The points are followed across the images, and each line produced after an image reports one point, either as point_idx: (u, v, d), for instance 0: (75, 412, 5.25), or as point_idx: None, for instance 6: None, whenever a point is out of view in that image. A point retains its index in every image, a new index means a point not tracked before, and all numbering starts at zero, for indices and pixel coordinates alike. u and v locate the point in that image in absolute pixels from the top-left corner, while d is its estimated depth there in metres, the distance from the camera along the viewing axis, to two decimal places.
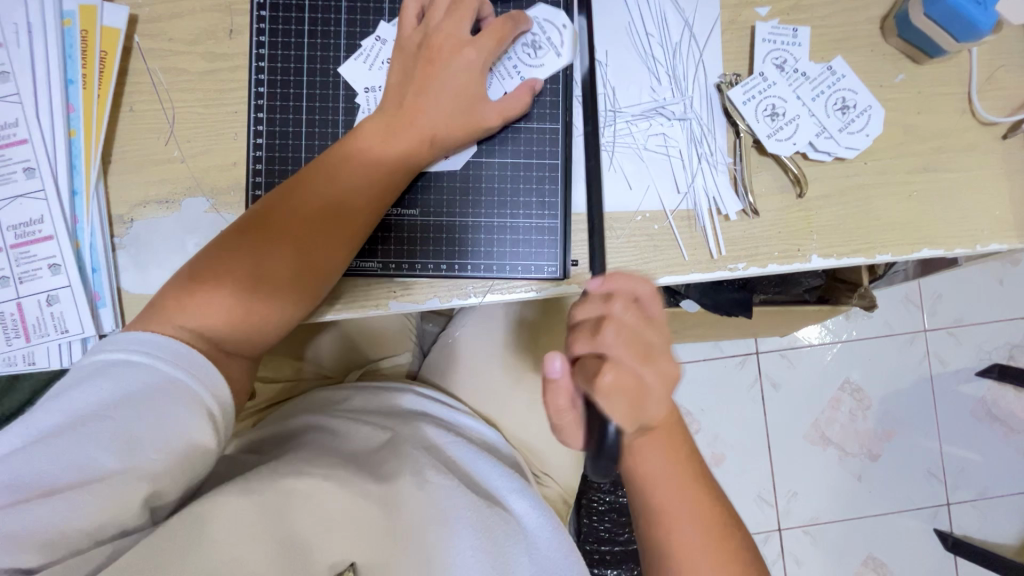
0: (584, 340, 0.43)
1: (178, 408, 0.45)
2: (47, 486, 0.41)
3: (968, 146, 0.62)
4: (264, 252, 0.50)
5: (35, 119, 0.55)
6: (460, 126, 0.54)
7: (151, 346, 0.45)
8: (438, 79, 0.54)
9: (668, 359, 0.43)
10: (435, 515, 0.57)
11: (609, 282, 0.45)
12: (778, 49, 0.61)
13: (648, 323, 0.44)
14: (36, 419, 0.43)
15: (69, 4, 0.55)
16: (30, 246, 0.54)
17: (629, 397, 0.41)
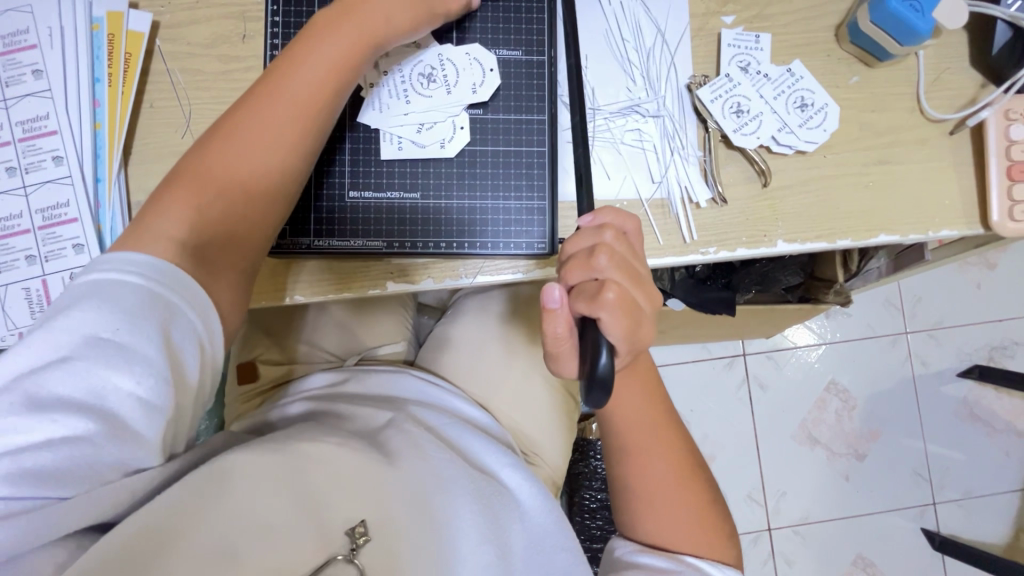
0: (580, 266, 0.48)
1: (178, 333, 0.46)
2: (59, 413, 0.42)
3: (918, 142, 0.68)
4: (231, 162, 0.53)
5: (64, 113, 0.60)
6: (399, 20, 0.58)
7: (147, 268, 0.46)
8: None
9: (653, 284, 0.49)
10: (437, 483, 0.60)
11: (600, 215, 0.51)
12: (743, 53, 0.67)
13: (633, 250, 0.50)
14: (38, 344, 0.43)
15: (98, 10, 0.61)
16: (56, 228, 0.59)
17: (626, 313, 0.46)
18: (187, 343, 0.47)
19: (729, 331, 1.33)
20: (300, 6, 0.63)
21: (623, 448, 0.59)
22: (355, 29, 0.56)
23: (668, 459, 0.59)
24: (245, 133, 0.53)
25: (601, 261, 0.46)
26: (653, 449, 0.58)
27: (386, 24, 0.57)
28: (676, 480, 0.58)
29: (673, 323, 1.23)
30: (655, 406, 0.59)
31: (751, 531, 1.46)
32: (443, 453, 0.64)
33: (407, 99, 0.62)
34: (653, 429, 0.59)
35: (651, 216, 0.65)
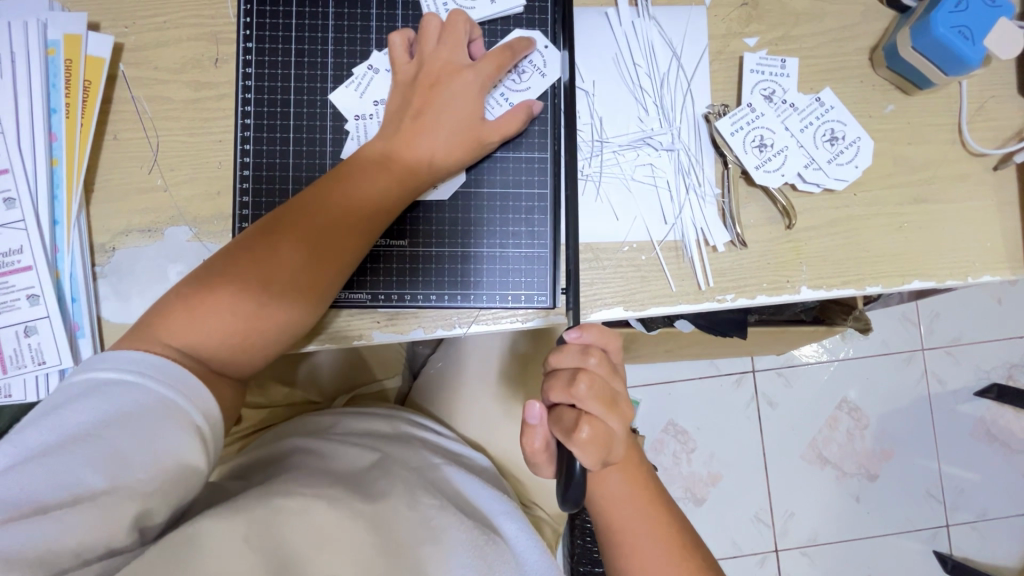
0: (559, 391, 0.44)
1: (167, 425, 0.45)
2: (33, 504, 0.41)
3: (959, 177, 0.62)
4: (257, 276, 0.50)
5: (16, 148, 0.54)
6: (452, 156, 0.54)
7: (153, 370, 0.46)
8: (435, 110, 0.53)
9: (631, 407, 0.45)
10: (431, 534, 0.56)
11: (584, 332, 0.45)
12: (767, 80, 0.60)
13: (616, 371, 0.46)
14: (25, 438, 0.43)
15: (53, 33, 0.55)
16: (8, 277, 0.53)
17: (600, 447, 0.43)
18: (175, 431, 0.45)
19: (738, 351, 1.28)
20: (275, 30, 0.58)
21: (610, 532, 0.53)
22: (415, 159, 0.53)
23: (662, 545, 0.52)
24: (279, 251, 0.50)
25: (581, 392, 0.43)
26: (637, 530, 0.53)
27: (437, 162, 0.53)
28: (671, 568, 0.51)
29: (681, 344, 1.17)
30: (642, 488, 0.54)
31: (758, 554, 1.42)
32: (438, 504, 0.60)
33: (510, 103, 0.58)
34: (642, 512, 0.53)
35: (663, 260, 0.59)
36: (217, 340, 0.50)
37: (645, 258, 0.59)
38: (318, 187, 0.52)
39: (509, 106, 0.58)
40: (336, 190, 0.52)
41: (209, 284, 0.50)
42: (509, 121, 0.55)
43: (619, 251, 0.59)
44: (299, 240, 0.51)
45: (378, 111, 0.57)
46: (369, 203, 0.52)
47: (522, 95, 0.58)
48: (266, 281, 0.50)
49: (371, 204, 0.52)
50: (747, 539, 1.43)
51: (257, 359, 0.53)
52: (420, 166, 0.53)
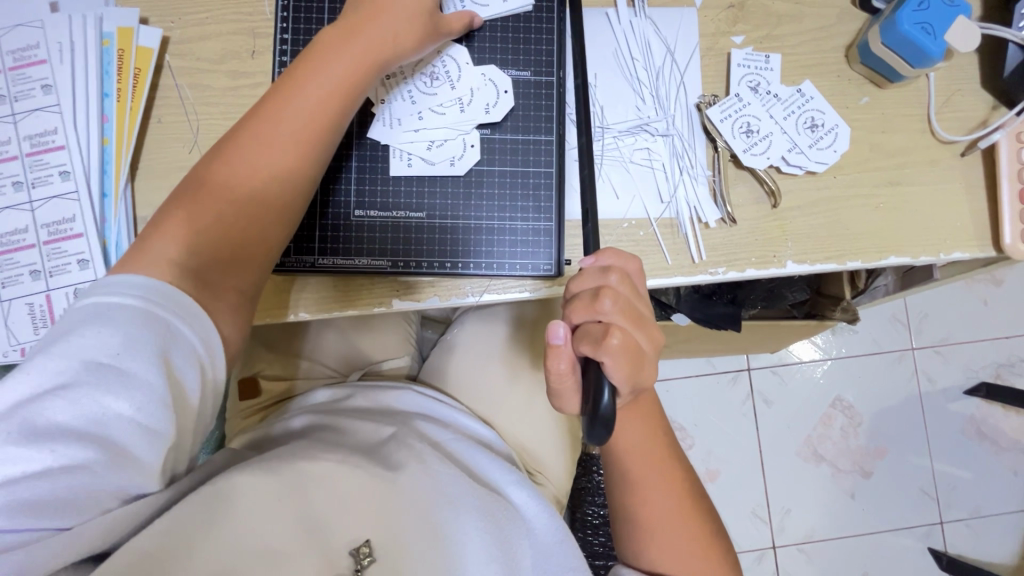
0: (584, 309, 0.47)
1: (177, 358, 0.44)
2: (63, 441, 0.40)
3: (930, 162, 0.67)
4: (236, 181, 0.52)
5: (72, 127, 0.59)
6: (408, 44, 0.57)
7: (146, 293, 0.45)
8: (382, 9, 0.56)
9: (654, 324, 0.48)
10: (443, 496, 0.60)
11: (601, 258, 0.49)
12: (753, 73, 0.66)
13: (638, 292, 0.49)
14: (38, 365, 0.41)
15: (108, 26, 0.61)
16: (61, 243, 0.58)
17: (630, 358, 0.46)
18: (186, 363, 0.45)
19: (733, 346, 1.32)
20: (308, 24, 0.63)
21: (625, 476, 0.57)
22: (349, 54, 0.55)
23: (672, 492, 0.57)
24: (244, 149, 0.52)
25: (607, 306, 0.45)
26: (648, 470, 0.57)
27: (398, 46, 0.56)
28: (678, 512, 0.56)
29: (678, 338, 1.22)
30: (657, 437, 0.58)
31: (756, 550, 1.44)
32: (453, 471, 0.63)
33: (414, 102, 0.62)
34: (653, 459, 0.57)
35: (660, 235, 0.64)
36: (202, 253, 0.49)
37: (643, 233, 0.65)
38: (268, 96, 0.54)
39: (410, 104, 0.62)
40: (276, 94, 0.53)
41: (190, 198, 0.50)
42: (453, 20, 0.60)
43: (620, 226, 0.65)
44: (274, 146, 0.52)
45: (390, 85, 0.62)
46: (312, 103, 0.53)
47: (430, 98, 0.62)
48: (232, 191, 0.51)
49: (302, 99, 0.53)
50: (746, 535, 1.45)
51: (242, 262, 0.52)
52: (381, 54, 0.56)
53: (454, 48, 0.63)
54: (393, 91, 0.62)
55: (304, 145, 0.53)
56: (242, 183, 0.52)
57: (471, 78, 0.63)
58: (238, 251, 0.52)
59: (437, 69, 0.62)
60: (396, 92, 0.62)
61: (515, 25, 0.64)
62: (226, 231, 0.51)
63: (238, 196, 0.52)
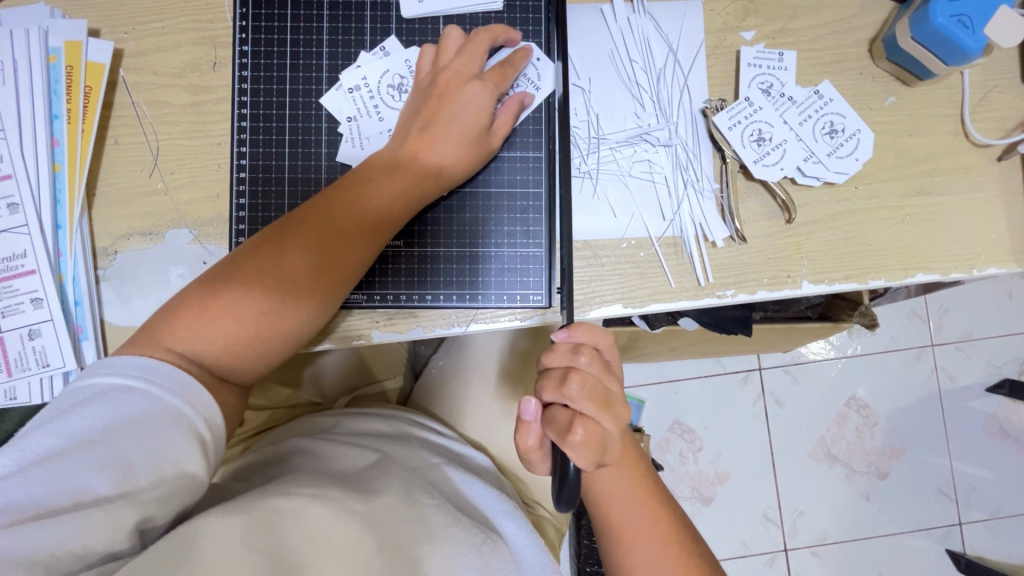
0: (551, 391, 0.44)
1: (173, 431, 0.45)
2: (37, 510, 0.40)
3: (963, 168, 0.61)
4: (269, 278, 0.49)
5: (19, 154, 0.55)
6: (463, 164, 0.54)
7: (154, 374, 0.45)
8: (445, 124, 0.53)
9: (624, 405, 0.44)
10: (428, 531, 0.56)
11: (574, 332, 0.45)
12: (764, 73, 0.60)
13: (610, 370, 0.45)
14: (28, 441, 0.43)
15: (54, 40, 0.56)
16: (12, 281, 0.54)
17: (594, 450, 0.42)
18: (182, 441, 0.45)
19: (743, 348, 1.27)
20: (270, 33, 0.58)
21: (612, 527, 0.53)
22: (398, 177, 0.53)
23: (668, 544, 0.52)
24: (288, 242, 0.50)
25: (573, 392, 0.42)
26: (637, 519, 0.53)
27: (447, 172, 0.54)
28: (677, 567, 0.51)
29: (685, 342, 1.16)
30: (645, 488, 0.54)
31: (766, 554, 1.41)
32: (436, 503, 0.60)
33: (381, 117, 0.58)
34: (642, 509, 0.53)
35: (662, 256, 0.59)
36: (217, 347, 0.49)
37: (644, 254, 0.59)
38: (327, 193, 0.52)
39: (378, 120, 0.58)
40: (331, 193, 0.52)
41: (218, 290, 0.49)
42: (505, 116, 0.55)
43: (618, 247, 0.59)
44: (310, 241, 0.50)
45: (355, 98, 0.58)
46: (365, 202, 0.52)
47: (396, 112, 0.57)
48: (265, 285, 0.49)
49: (352, 211, 0.51)
50: (757, 539, 1.41)
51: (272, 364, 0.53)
52: (430, 178, 0.53)
53: (411, 50, 0.58)
54: (358, 101, 0.58)
55: (344, 243, 0.51)
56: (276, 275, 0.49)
57: None
58: (266, 354, 0.51)
59: (398, 78, 0.58)
60: (354, 108, 0.58)
61: None
62: (257, 333, 0.49)
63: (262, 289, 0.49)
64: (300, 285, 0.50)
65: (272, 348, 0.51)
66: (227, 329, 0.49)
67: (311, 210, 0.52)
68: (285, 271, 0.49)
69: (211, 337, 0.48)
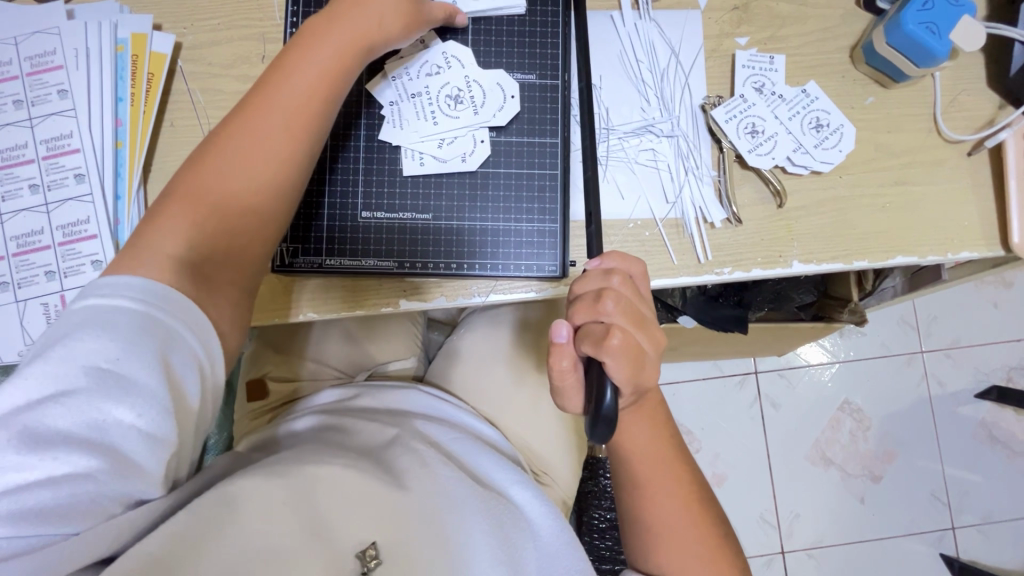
0: (586, 309, 0.48)
1: (176, 361, 0.44)
2: (62, 448, 0.41)
3: (937, 162, 0.67)
4: (202, 181, 0.51)
5: (87, 132, 0.61)
6: (396, 24, 0.58)
7: (142, 292, 0.45)
8: (351, 17, 0.56)
9: (656, 326, 0.49)
10: (450, 502, 0.60)
11: (606, 260, 0.51)
12: (757, 74, 0.67)
13: (641, 294, 0.50)
14: (29, 372, 0.41)
15: (123, 32, 0.62)
16: (75, 244, 0.59)
17: (632, 359, 0.47)
18: (183, 368, 0.45)
19: (739, 348, 1.32)
20: None
21: (635, 482, 0.57)
22: (331, 45, 0.55)
23: (675, 489, 0.57)
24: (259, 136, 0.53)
25: (609, 306, 0.47)
26: (657, 472, 0.57)
27: (383, 32, 0.57)
28: (682, 510, 0.56)
29: (685, 340, 1.21)
30: (663, 438, 0.58)
31: (764, 555, 1.43)
32: (454, 473, 0.64)
33: (416, 100, 0.63)
34: (662, 462, 0.57)
35: (665, 235, 0.65)
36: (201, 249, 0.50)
37: (649, 234, 0.65)
38: (300, 81, 0.54)
39: (412, 103, 0.63)
40: (294, 76, 0.54)
41: (194, 192, 0.51)
42: (439, 6, 0.61)
43: (625, 227, 0.65)
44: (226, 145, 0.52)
45: (396, 85, 0.63)
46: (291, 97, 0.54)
47: (430, 94, 0.63)
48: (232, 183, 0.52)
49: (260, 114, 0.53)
50: (754, 540, 1.44)
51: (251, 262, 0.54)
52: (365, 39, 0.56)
53: (443, 43, 0.64)
54: (398, 87, 0.63)
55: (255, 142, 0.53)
56: (200, 174, 0.52)
57: (458, 83, 0.63)
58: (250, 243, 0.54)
59: (429, 64, 0.64)
60: (391, 89, 0.63)
61: (517, 34, 0.65)
62: (237, 222, 0.52)
63: (199, 191, 0.51)
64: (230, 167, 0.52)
65: (258, 240, 0.54)
66: (197, 228, 0.51)
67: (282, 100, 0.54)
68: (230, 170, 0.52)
69: (184, 236, 0.49)
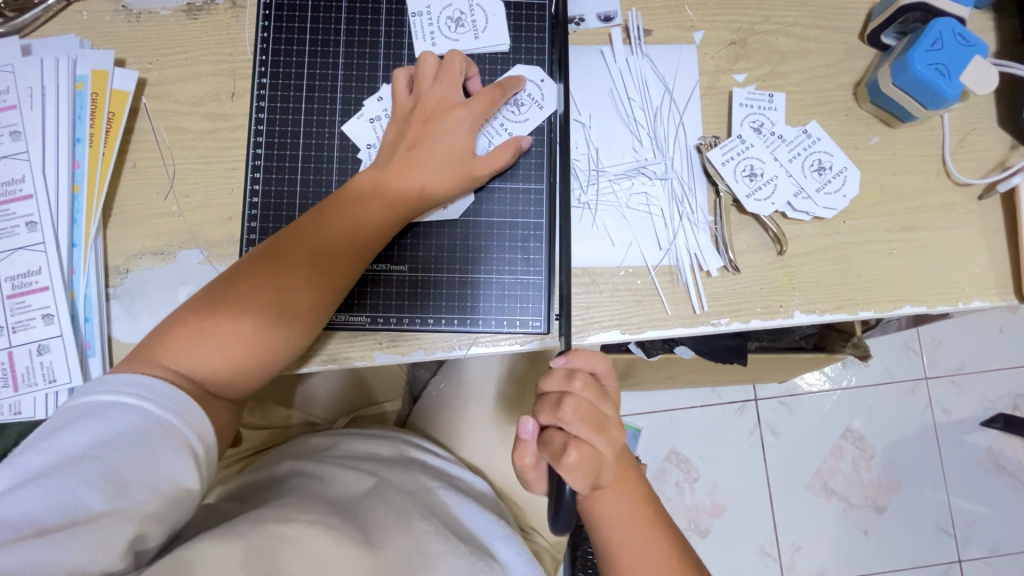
0: (547, 414, 0.47)
1: (165, 441, 0.46)
2: (32, 528, 0.40)
3: (946, 206, 0.63)
4: (229, 304, 0.51)
5: (41, 175, 0.57)
6: (442, 188, 0.56)
7: (149, 392, 0.46)
8: (413, 163, 0.55)
9: (620, 431, 0.47)
10: (426, 560, 0.55)
11: (571, 359, 0.48)
12: (755, 113, 0.63)
13: (605, 397, 0.48)
14: (19, 461, 0.43)
15: (82, 69, 0.58)
16: (25, 297, 0.55)
17: (590, 471, 0.46)
18: (169, 448, 0.46)
19: (739, 378, 1.27)
20: (289, 66, 0.61)
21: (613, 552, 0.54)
22: (382, 198, 0.55)
23: (662, 558, 0.53)
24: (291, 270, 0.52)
25: (567, 417, 0.45)
26: (636, 540, 0.53)
27: (430, 193, 0.56)
28: None
29: (683, 372, 1.17)
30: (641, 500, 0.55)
31: None
32: (434, 530, 0.59)
33: None
34: (643, 531, 0.54)
35: (658, 284, 0.61)
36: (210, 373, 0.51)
37: (641, 282, 0.61)
38: (347, 220, 0.54)
39: None
40: (340, 213, 0.54)
41: (220, 314, 0.51)
42: (498, 155, 0.57)
43: (615, 275, 0.61)
44: (262, 273, 0.52)
45: (375, 126, 0.61)
46: (331, 235, 0.54)
47: None
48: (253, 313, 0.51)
49: (301, 246, 0.53)
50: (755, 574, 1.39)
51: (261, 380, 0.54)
52: (412, 196, 0.55)
53: None
54: (378, 130, 0.60)
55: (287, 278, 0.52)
56: (229, 297, 0.51)
57: None
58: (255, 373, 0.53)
59: None
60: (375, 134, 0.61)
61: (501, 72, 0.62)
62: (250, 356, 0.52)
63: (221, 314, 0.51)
64: (254, 299, 0.51)
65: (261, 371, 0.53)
66: (214, 355, 0.51)
67: (323, 235, 0.54)
68: (256, 297, 0.51)
69: (198, 360, 0.50)
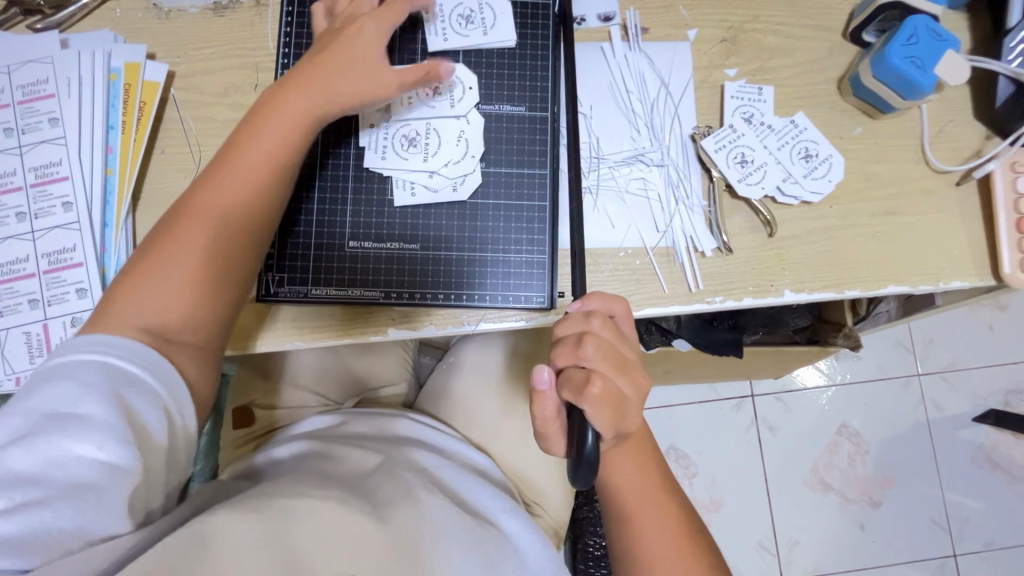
0: (568, 353, 0.50)
1: (135, 397, 0.46)
2: (27, 488, 0.42)
3: (926, 192, 0.67)
4: (173, 249, 0.53)
5: (76, 159, 0.61)
6: (361, 95, 0.57)
7: (114, 346, 0.48)
8: (317, 77, 0.56)
9: (640, 371, 0.51)
10: (433, 530, 0.58)
11: (587, 303, 0.54)
12: (746, 105, 0.67)
13: (621, 334, 0.52)
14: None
15: (117, 61, 0.62)
16: (60, 272, 0.59)
17: (613, 406, 0.49)
18: (139, 401, 0.47)
19: (736, 372, 1.31)
20: None
21: (623, 512, 0.56)
22: (284, 117, 0.56)
23: (664, 519, 0.56)
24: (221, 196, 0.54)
25: (590, 352, 0.49)
26: (643, 500, 0.56)
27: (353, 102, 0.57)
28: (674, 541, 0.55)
29: (681, 364, 1.20)
30: (648, 464, 0.58)
31: None
32: (439, 501, 0.62)
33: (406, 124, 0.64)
34: (649, 491, 0.57)
35: (656, 264, 0.65)
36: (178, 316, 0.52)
37: (640, 262, 0.65)
38: (269, 141, 0.56)
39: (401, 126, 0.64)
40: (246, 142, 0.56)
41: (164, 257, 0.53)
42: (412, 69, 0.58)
43: (615, 255, 0.65)
44: (198, 213, 0.54)
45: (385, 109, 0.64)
46: (254, 158, 0.56)
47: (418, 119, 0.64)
48: (199, 245, 0.53)
49: (231, 177, 0.55)
50: (753, 567, 1.41)
51: (221, 320, 0.55)
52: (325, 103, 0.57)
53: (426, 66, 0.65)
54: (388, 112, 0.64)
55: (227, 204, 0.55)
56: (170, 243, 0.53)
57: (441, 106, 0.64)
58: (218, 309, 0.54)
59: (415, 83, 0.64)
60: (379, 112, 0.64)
61: (507, 65, 0.66)
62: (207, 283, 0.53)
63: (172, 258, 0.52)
64: (197, 236, 0.53)
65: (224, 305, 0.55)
66: (169, 295, 0.52)
67: (246, 162, 0.55)
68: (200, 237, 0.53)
69: (156, 303, 0.51)
